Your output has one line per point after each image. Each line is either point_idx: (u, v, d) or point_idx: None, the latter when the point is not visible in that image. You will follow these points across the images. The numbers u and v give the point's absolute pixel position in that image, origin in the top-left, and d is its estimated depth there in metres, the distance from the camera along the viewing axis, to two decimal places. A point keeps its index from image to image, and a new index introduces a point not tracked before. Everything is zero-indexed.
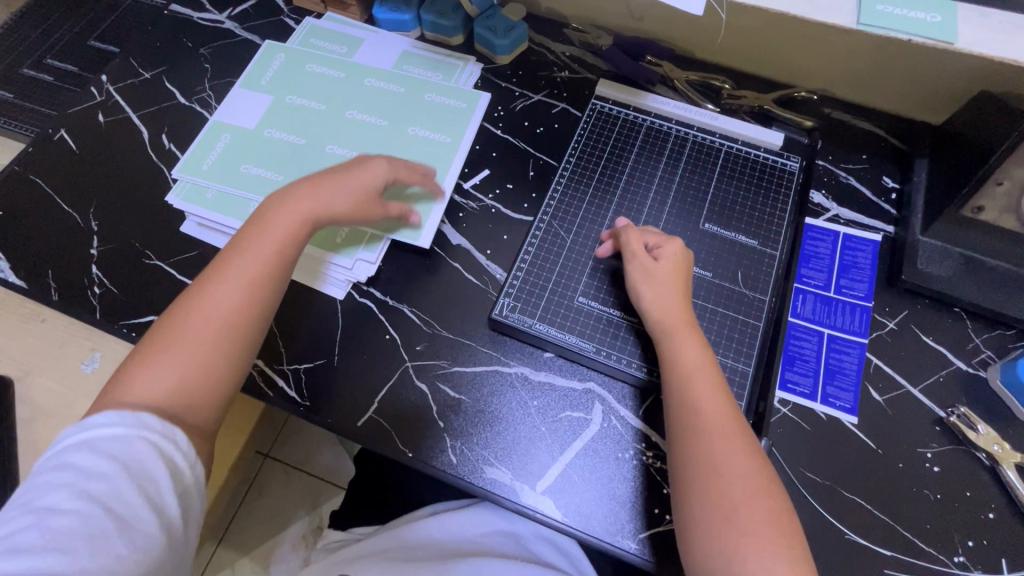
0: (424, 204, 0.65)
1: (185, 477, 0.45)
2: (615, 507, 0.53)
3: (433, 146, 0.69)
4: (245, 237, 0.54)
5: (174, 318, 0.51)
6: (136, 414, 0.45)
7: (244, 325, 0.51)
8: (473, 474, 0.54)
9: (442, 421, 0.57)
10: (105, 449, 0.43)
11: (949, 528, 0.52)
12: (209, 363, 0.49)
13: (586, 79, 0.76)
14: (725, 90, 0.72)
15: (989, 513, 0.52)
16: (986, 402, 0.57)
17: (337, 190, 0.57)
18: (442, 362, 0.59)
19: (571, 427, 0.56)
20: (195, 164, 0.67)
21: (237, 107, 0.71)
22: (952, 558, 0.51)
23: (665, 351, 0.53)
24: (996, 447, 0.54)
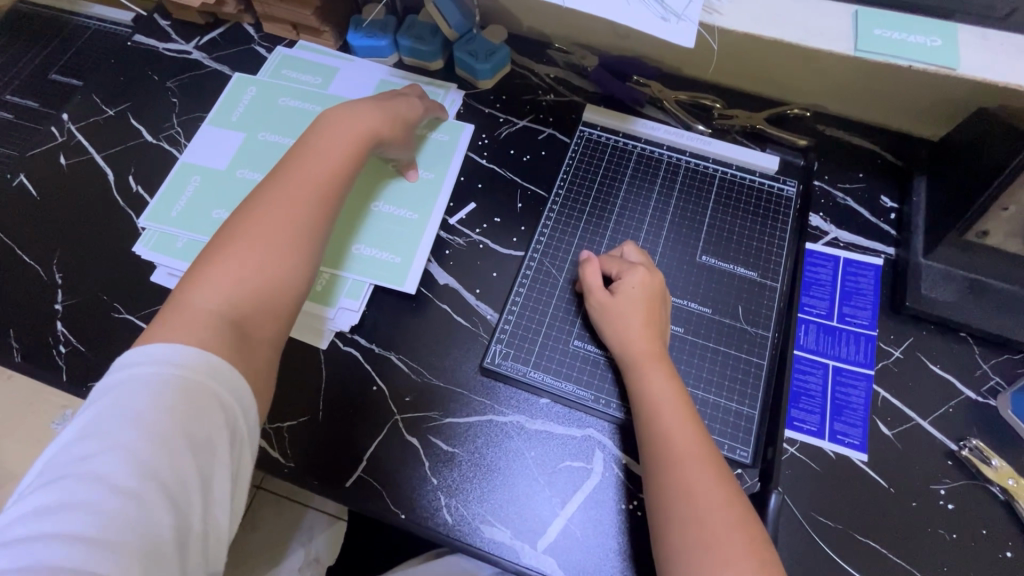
0: (415, 247, 0.62)
1: (243, 448, 0.40)
2: (622, 565, 0.50)
3: (416, 184, 0.66)
4: (298, 159, 0.53)
5: (232, 230, 0.48)
6: (199, 352, 0.41)
7: (310, 232, 0.50)
8: (471, 534, 0.52)
9: (435, 477, 0.54)
10: (158, 407, 0.37)
11: (967, 570, 0.50)
12: (278, 274, 0.48)
13: (572, 103, 0.73)
14: (716, 111, 0.70)
15: (1006, 551, 0.51)
16: (998, 433, 0.55)
17: (387, 113, 0.59)
18: (433, 414, 0.56)
19: (572, 477, 0.53)
20: (164, 211, 0.64)
21: (208, 147, 0.67)
22: None
23: (636, 391, 0.50)
24: (1011, 482, 0.52)
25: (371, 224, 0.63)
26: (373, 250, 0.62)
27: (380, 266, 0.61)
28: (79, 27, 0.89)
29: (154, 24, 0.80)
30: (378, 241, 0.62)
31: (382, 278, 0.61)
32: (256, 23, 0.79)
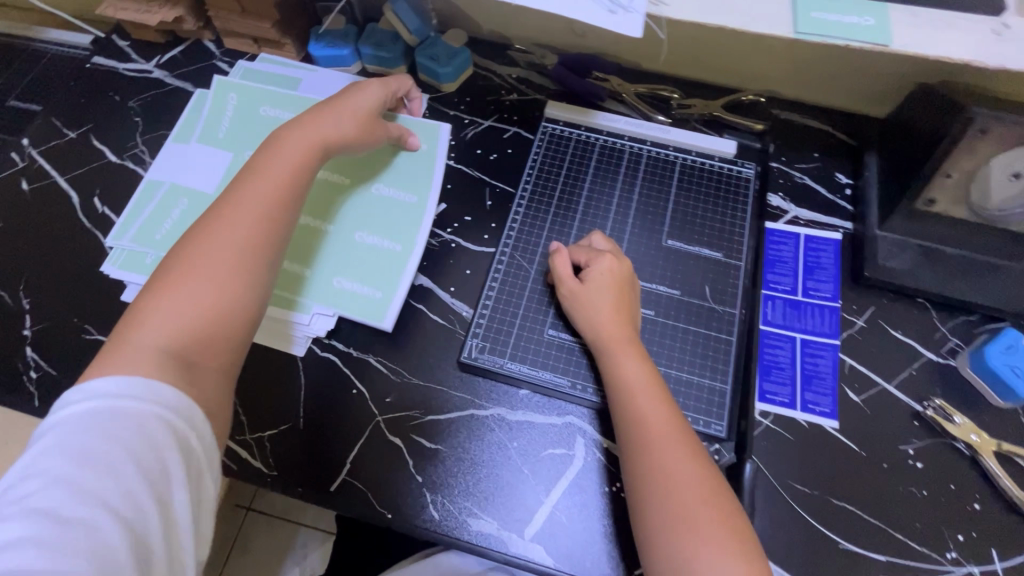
0: (385, 281, 0.61)
1: (198, 466, 0.41)
2: (608, 546, 0.51)
3: (393, 203, 0.65)
4: (243, 177, 0.54)
5: (181, 255, 0.48)
6: (146, 380, 0.41)
7: (258, 249, 0.50)
8: (458, 528, 0.52)
9: (420, 475, 0.54)
10: (102, 437, 0.38)
11: (940, 525, 0.52)
12: (227, 297, 0.47)
13: (533, 101, 0.74)
14: (671, 104, 0.72)
15: (975, 504, 0.53)
16: (959, 391, 0.57)
17: (338, 121, 0.59)
18: (415, 413, 0.57)
19: (554, 465, 0.54)
20: (132, 227, 0.64)
21: (174, 162, 0.68)
22: (945, 555, 0.51)
23: (612, 379, 0.51)
24: (974, 437, 0.54)
25: (336, 248, 0.62)
26: (342, 279, 0.61)
27: (348, 297, 0.60)
28: (34, 52, 0.88)
29: (113, 45, 0.80)
30: (348, 271, 0.61)
31: (346, 309, 0.60)
32: (217, 40, 0.79)
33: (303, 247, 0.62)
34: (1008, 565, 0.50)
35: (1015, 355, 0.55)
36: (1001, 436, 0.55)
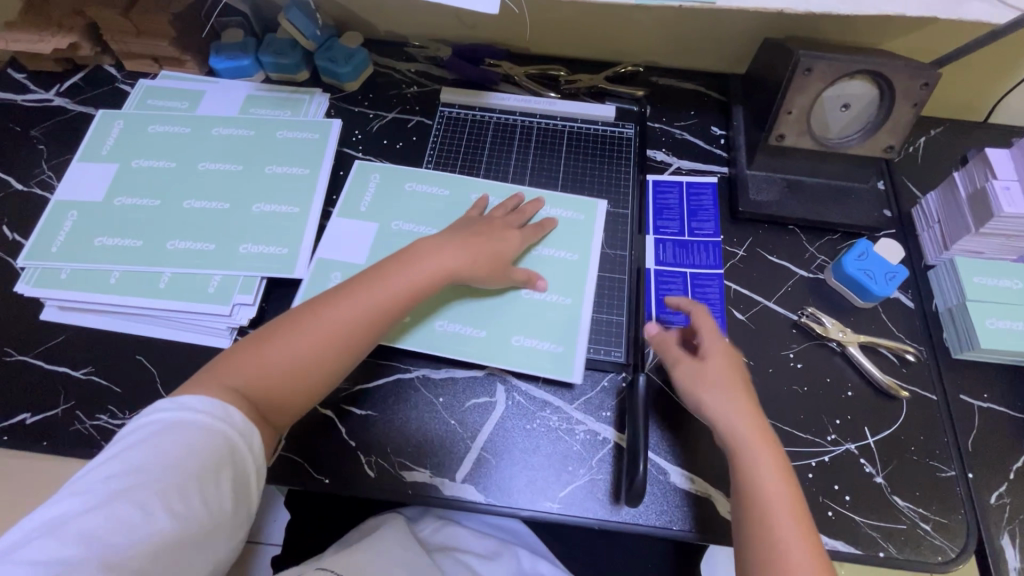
0: (495, 324, 0.61)
1: (246, 476, 0.45)
2: (535, 476, 0.56)
3: (549, 299, 0.62)
4: (369, 274, 0.55)
5: (274, 342, 0.50)
6: (220, 405, 0.45)
7: (352, 339, 0.52)
8: (395, 484, 0.55)
9: (352, 440, 0.57)
10: (187, 442, 0.43)
11: (819, 413, 0.59)
12: (311, 374, 0.50)
13: (431, 91, 0.79)
14: (562, 84, 0.78)
15: (848, 391, 0.60)
16: (826, 298, 0.65)
17: (477, 253, 0.58)
18: (343, 383, 0.60)
19: (480, 413, 0.58)
20: (43, 247, 0.64)
21: (81, 182, 0.69)
22: (826, 438, 0.58)
23: (749, 481, 0.48)
24: (840, 334, 0.62)
25: (432, 300, 0.62)
26: (443, 322, 0.61)
27: (444, 338, 0.60)
28: None
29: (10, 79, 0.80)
30: (454, 314, 0.61)
31: (453, 355, 0.59)
32: (118, 64, 0.81)
33: (419, 304, 0.61)
34: (878, 439, 0.58)
35: (867, 261, 0.63)
36: (864, 330, 0.63)
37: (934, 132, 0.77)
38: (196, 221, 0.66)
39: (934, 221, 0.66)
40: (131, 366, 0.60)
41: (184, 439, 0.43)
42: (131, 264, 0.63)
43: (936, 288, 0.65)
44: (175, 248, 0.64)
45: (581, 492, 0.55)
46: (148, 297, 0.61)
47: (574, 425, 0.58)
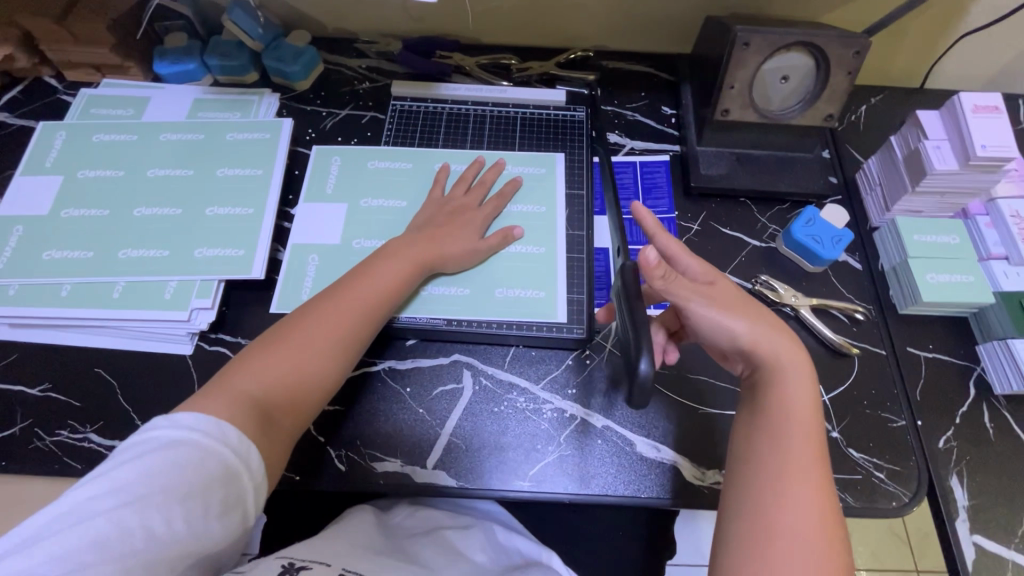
0: (484, 284, 0.71)
1: (241, 487, 0.49)
2: (589, 478, 0.64)
3: (527, 258, 0.73)
4: (367, 267, 0.65)
5: (313, 317, 0.60)
6: (209, 420, 0.50)
7: (343, 340, 0.61)
8: (462, 465, 0.64)
9: (430, 420, 0.66)
10: (174, 467, 0.46)
11: (875, 475, 0.64)
12: (317, 371, 0.58)
13: (564, 108, 0.85)
14: (718, 79, 0.74)
15: (908, 458, 0.65)
16: (905, 366, 0.70)
17: (446, 242, 0.69)
18: (430, 369, 0.69)
19: (550, 417, 0.66)
20: (189, 227, 0.72)
21: (236, 168, 0.76)
22: (876, 499, 0.63)
23: (786, 452, 0.52)
24: (903, 397, 0.68)
25: (483, 269, 0.72)
26: (504, 289, 0.71)
27: (505, 304, 0.70)
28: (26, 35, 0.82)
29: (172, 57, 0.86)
30: (510, 281, 0.71)
31: (515, 317, 0.69)
32: None
33: (481, 278, 0.71)
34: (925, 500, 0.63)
35: None
36: (935, 399, 0.69)
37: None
38: (384, 185, 0.78)
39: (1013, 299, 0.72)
40: (254, 321, 0.70)
41: (269, 389, 0.56)
42: (334, 206, 0.76)
43: (990, 362, 0.69)
44: (368, 205, 0.76)
45: (612, 501, 0.63)
46: (241, 271, 0.69)
47: (632, 443, 0.65)
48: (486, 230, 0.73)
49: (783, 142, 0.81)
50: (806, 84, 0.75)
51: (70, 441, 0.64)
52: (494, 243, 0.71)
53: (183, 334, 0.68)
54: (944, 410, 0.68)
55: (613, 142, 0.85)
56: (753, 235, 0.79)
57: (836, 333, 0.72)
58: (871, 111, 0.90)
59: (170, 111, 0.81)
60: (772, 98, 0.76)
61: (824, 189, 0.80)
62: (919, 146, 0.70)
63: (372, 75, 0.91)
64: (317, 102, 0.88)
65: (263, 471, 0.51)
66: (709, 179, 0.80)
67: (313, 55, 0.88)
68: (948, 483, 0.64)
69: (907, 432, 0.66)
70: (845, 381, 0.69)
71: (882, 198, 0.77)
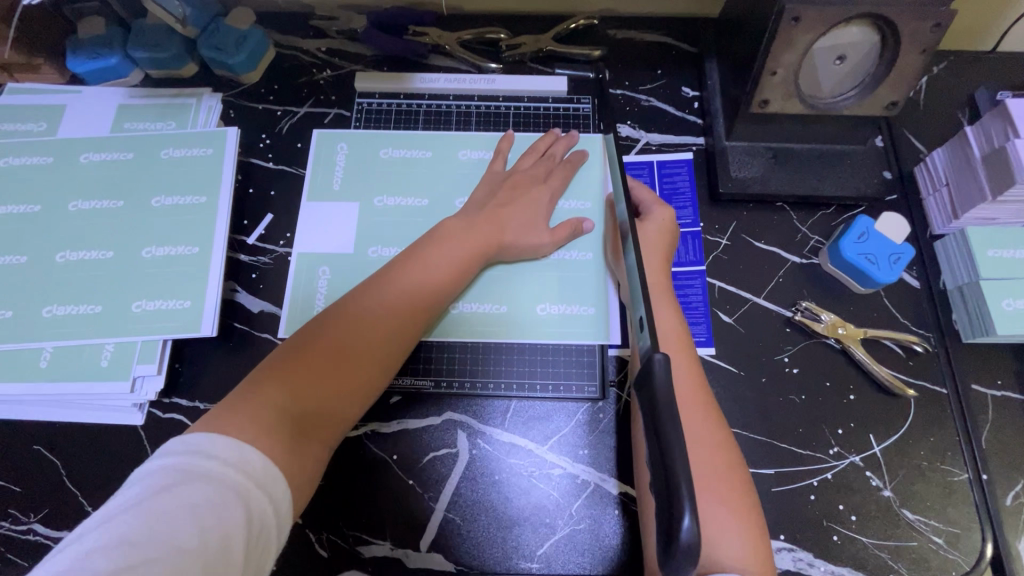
0: (527, 299, 0.62)
1: (265, 528, 0.39)
2: (607, 550, 0.56)
3: (574, 266, 0.63)
4: (416, 253, 0.55)
5: (355, 310, 0.51)
6: (235, 445, 0.41)
7: (392, 339, 0.51)
8: (463, 542, 0.56)
9: (425, 493, 0.58)
10: (185, 508, 0.36)
11: (934, 541, 0.56)
12: (360, 375, 0.49)
13: (566, 99, 0.71)
14: (759, 64, 0.60)
15: (971, 520, 0.57)
16: (968, 406, 0.61)
17: (507, 220, 0.59)
18: (423, 431, 0.60)
19: (558, 481, 0.58)
20: (122, 275, 0.60)
21: (173, 195, 0.64)
22: (932, 567, 0.55)
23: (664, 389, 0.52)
24: (967, 446, 0.59)
25: (523, 280, 0.62)
26: (546, 305, 0.62)
27: (548, 323, 0.61)
28: None
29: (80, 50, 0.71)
30: (557, 295, 0.62)
31: (560, 338, 0.61)
32: None
33: (518, 292, 0.62)
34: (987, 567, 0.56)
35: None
36: (1001, 446, 0.60)
37: None
38: (401, 179, 0.65)
39: None
40: (212, 382, 0.60)
41: (303, 397, 0.46)
42: (344, 206, 0.63)
43: None
44: (383, 205, 0.63)
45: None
46: (188, 329, 0.59)
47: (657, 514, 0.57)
48: (549, 221, 0.63)
49: (831, 133, 0.67)
50: (867, 65, 0.60)
51: (12, 534, 0.56)
52: (560, 236, 0.61)
53: (128, 405, 0.58)
54: (1011, 458, 0.59)
55: (624, 136, 0.72)
56: (792, 249, 0.67)
57: (890, 369, 0.62)
58: (933, 84, 0.75)
59: (91, 123, 0.67)
60: (823, 83, 0.62)
61: (879, 190, 0.67)
62: (1009, 145, 0.57)
63: (334, 61, 0.76)
64: (270, 99, 0.74)
65: (289, 502, 0.42)
66: (742, 184, 0.67)
67: (261, 40, 0.73)
68: (1013, 545, 0.56)
69: (970, 487, 0.58)
70: (899, 429, 0.60)
71: (949, 202, 0.65)
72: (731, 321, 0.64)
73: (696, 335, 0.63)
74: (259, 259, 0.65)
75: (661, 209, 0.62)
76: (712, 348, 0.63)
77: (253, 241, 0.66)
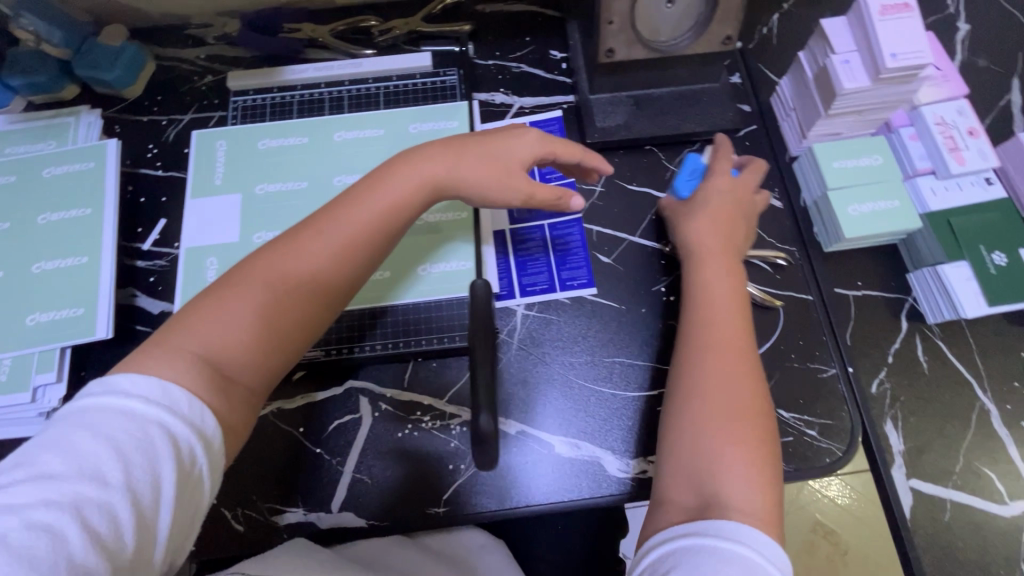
0: (407, 262, 0.65)
1: (194, 462, 0.40)
2: (512, 484, 0.59)
3: (451, 228, 0.67)
4: (341, 203, 0.54)
5: (290, 258, 0.50)
6: (164, 384, 0.41)
7: (323, 290, 0.51)
8: (375, 499, 0.59)
9: (334, 458, 0.60)
10: (106, 443, 0.37)
11: (810, 434, 0.60)
12: (294, 323, 0.49)
13: (433, 73, 0.74)
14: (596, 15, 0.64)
15: (843, 409, 0.61)
16: (835, 308, 0.65)
17: (456, 155, 0.57)
18: (327, 400, 0.62)
19: (463, 430, 0.61)
20: (16, 292, 0.62)
21: (60, 211, 0.65)
22: (810, 456, 0.60)
23: (712, 349, 0.53)
24: (836, 344, 0.64)
25: (405, 246, 0.66)
26: (428, 266, 0.65)
27: (431, 282, 0.65)
28: None
29: None
30: (438, 255, 0.66)
31: (442, 293, 0.64)
32: None
33: (400, 256, 0.65)
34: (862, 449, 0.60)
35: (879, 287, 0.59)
36: (866, 340, 0.64)
37: (982, 122, 0.73)
38: (279, 165, 0.67)
39: (956, 186, 0.66)
40: None
41: (231, 342, 0.46)
42: (226, 198, 0.66)
43: (921, 291, 0.65)
44: (265, 192, 0.66)
45: (531, 513, 0.58)
46: (84, 333, 0.61)
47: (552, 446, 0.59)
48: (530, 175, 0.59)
49: (686, 74, 0.71)
50: (698, 6, 0.65)
51: None
52: (547, 198, 0.58)
53: (34, 416, 0.59)
54: (875, 349, 0.64)
55: (482, 102, 0.74)
56: (662, 187, 0.71)
57: (759, 285, 0.66)
58: (784, 19, 0.79)
59: None
60: (661, 28, 0.66)
61: (735, 121, 0.71)
62: (828, 62, 0.61)
63: (214, 66, 0.78)
64: (154, 109, 0.75)
65: (222, 440, 0.42)
66: (608, 132, 0.71)
67: (136, 53, 0.75)
68: (882, 429, 0.61)
69: (839, 381, 0.62)
70: (771, 337, 0.64)
71: (798, 123, 0.69)
72: (610, 261, 0.68)
73: (577, 278, 0.67)
74: (156, 263, 0.67)
75: (715, 178, 0.63)
76: (593, 288, 0.67)
77: (148, 246, 0.68)
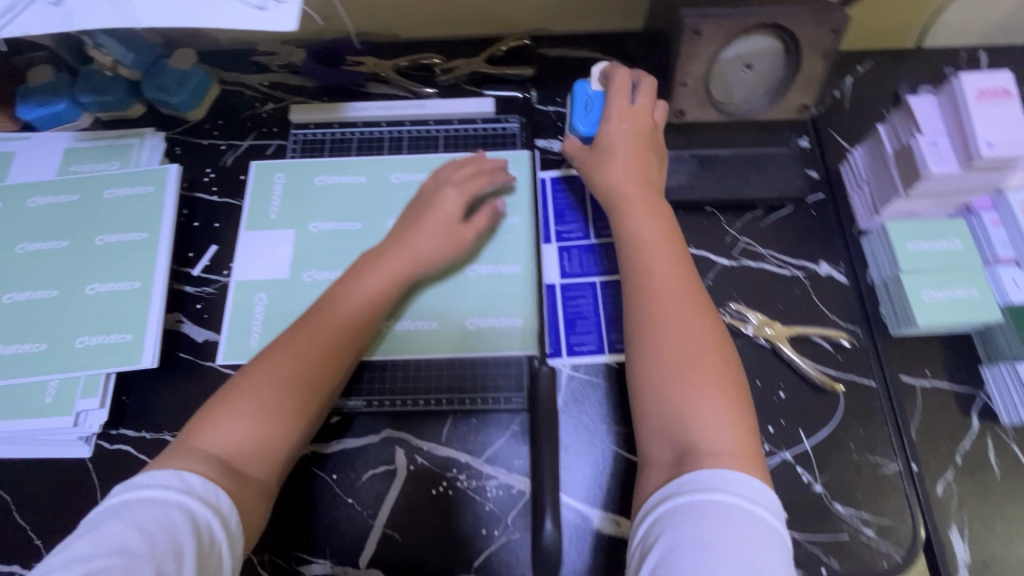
0: (454, 313, 0.64)
1: (212, 539, 0.41)
2: None
3: (500, 280, 0.65)
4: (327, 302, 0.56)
5: (290, 350, 0.52)
6: (179, 472, 0.43)
7: (324, 372, 0.52)
8: (405, 559, 0.57)
9: (366, 511, 0.59)
10: (130, 525, 0.38)
11: (868, 534, 0.57)
12: (297, 410, 0.50)
13: (494, 119, 0.73)
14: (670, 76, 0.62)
15: (904, 510, 0.57)
16: (900, 398, 0.62)
17: (425, 237, 0.60)
18: (361, 449, 0.61)
19: (499, 494, 0.59)
20: (68, 313, 0.62)
21: (117, 233, 0.66)
22: (866, 558, 0.56)
23: (659, 309, 0.52)
24: (899, 438, 0.60)
25: (452, 297, 0.64)
26: (475, 319, 0.64)
27: (477, 335, 0.63)
28: None
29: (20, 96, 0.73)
30: (486, 308, 0.64)
31: (487, 349, 0.63)
32: None
33: (447, 306, 0.64)
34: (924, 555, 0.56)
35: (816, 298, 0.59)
36: (934, 436, 0.60)
37: None
38: (335, 203, 0.67)
39: None
40: (159, 414, 0.62)
41: (243, 440, 0.48)
42: (279, 233, 0.66)
43: (996, 389, 0.61)
44: (318, 230, 0.66)
45: None
46: (130, 361, 0.61)
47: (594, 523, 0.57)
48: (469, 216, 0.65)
49: (755, 137, 0.69)
50: (775, 72, 0.63)
51: None
52: (480, 222, 0.63)
53: (74, 440, 0.59)
54: (943, 447, 0.60)
55: (541, 149, 0.73)
56: (721, 252, 0.68)
57: (820, 366, 0.63)
58: (859, 83, 0.77)
59: (40, 168, 0.70)
60: (734, 92, 0.64)
61: (803, 189, 0.68)
62: (913, 142, 0.58)
63: (275, 94, 0.78)
64: (215, 133, 0.76)
65: (238, 523, 0.44)
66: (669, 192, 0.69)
67: (203, 78, 0.76)
68: (947, 535, 0.57)
69: (901, 478, 0.58)
70: (829, 424, 0.61)
71: (871, 197, 0.66)
72: None
73: None
74: (204, 290, 0.67)
75: (614, 111, 0.62)
76: None
77: (198, 271, 0.68)
